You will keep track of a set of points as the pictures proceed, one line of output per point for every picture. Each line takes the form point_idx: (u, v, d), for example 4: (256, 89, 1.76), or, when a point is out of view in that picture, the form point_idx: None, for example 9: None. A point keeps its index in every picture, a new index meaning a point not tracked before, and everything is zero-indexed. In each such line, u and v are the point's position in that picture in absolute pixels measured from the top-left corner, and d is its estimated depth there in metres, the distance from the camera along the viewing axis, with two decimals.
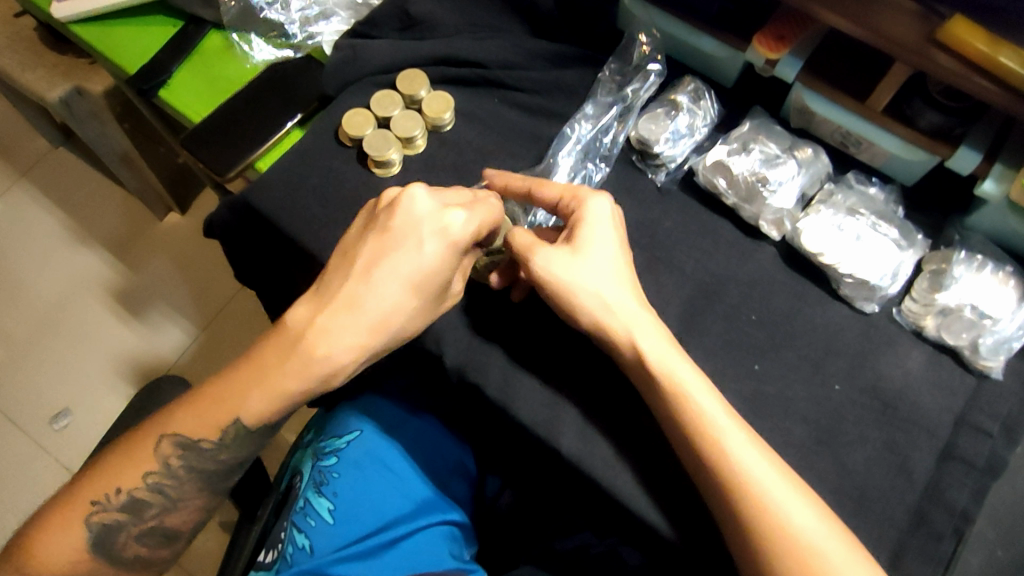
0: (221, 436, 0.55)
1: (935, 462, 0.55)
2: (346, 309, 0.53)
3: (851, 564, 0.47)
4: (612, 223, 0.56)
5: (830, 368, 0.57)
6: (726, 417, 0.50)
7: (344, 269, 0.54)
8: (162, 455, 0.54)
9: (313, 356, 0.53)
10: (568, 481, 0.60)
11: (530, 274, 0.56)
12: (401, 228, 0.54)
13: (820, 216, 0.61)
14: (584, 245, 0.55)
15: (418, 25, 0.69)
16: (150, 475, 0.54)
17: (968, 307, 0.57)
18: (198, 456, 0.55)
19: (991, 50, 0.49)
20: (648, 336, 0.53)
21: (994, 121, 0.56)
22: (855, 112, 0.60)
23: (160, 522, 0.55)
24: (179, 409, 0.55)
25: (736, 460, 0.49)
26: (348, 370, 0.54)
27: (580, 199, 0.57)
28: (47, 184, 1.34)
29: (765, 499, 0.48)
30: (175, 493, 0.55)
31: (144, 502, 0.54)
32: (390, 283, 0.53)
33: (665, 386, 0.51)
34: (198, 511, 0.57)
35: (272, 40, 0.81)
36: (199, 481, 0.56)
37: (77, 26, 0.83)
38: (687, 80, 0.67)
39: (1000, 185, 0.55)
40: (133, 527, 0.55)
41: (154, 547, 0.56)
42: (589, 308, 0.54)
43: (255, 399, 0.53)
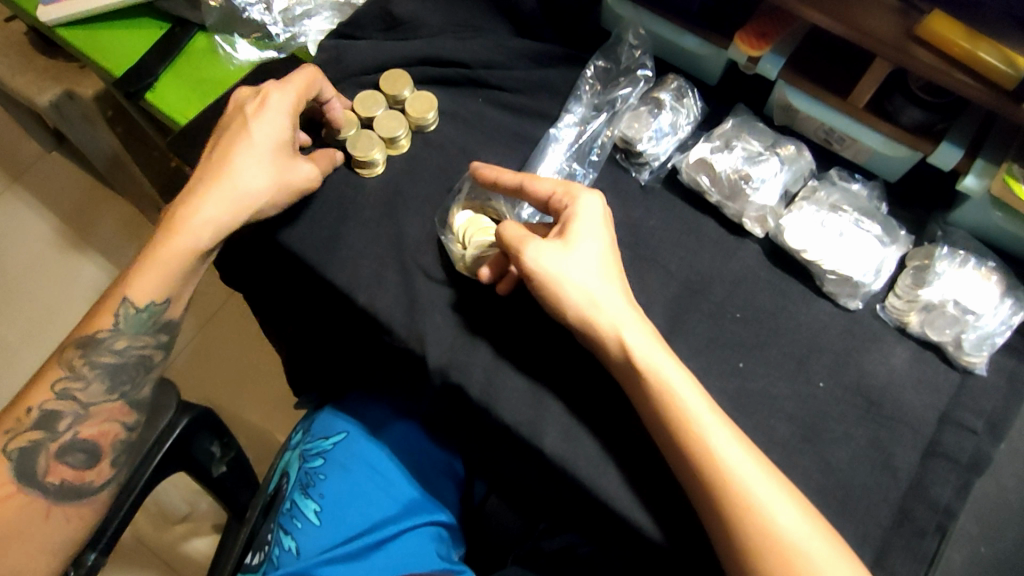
0: (115, 322, 0.59)
1: (919, 458, 0.54)
2: (228, 166, 0.59)
3: (833, 563, 0.47)
4: (601, 219, 0.56)
5: (814, 365, 0.57)
6: (713, 415, 0.50)
7: (221, 151, 0.60)
8: (67, 359, 0.58)
9: (195, 219, 0.59)
10: (553, 481, 0.60)
11: (519, 266, 0.55)
12: (270, 102, 0.60)
13: (802, 212, 0.61)
14: (574, 239, 0.55)
15: (401, 26, 0.69)
16: (58, 383, 0.57)
17: (951, 302, 0.57)
18: (97, 347, 0.58)
19: (971, 45, 0.49)
20: (635, 334, 0.52)
21: (974, 116, 0.56)
22: (837, 108, 0.59)
23: (75, 434, 0.57)
24: (136, 267, 0.59)
25: (722, 459, 0.48)
26: (203, 247, 0.60)
27: (573, 194, 0.57)
28: (39, 188, 1.34)
29: (750, 498, 0.48)
30: (84, 396, 0.58)
31: (55, 413, 0.57)
32: (249, 173, 0.59)
33: (652, 384, 0.51)
34: (113, 415, 0.58)
35: (256, 42, 0.81)
36: (105, 379, 0.58)
37: (63, 29, 0.83)
38: (671, 78, 0.67)
39: (982, 180, 0.55)
40: (51, 445, 0.56)
41: (78, 470, 0.56)
42: (577, 303, 0.54)
43: (152, 276, 0.59)
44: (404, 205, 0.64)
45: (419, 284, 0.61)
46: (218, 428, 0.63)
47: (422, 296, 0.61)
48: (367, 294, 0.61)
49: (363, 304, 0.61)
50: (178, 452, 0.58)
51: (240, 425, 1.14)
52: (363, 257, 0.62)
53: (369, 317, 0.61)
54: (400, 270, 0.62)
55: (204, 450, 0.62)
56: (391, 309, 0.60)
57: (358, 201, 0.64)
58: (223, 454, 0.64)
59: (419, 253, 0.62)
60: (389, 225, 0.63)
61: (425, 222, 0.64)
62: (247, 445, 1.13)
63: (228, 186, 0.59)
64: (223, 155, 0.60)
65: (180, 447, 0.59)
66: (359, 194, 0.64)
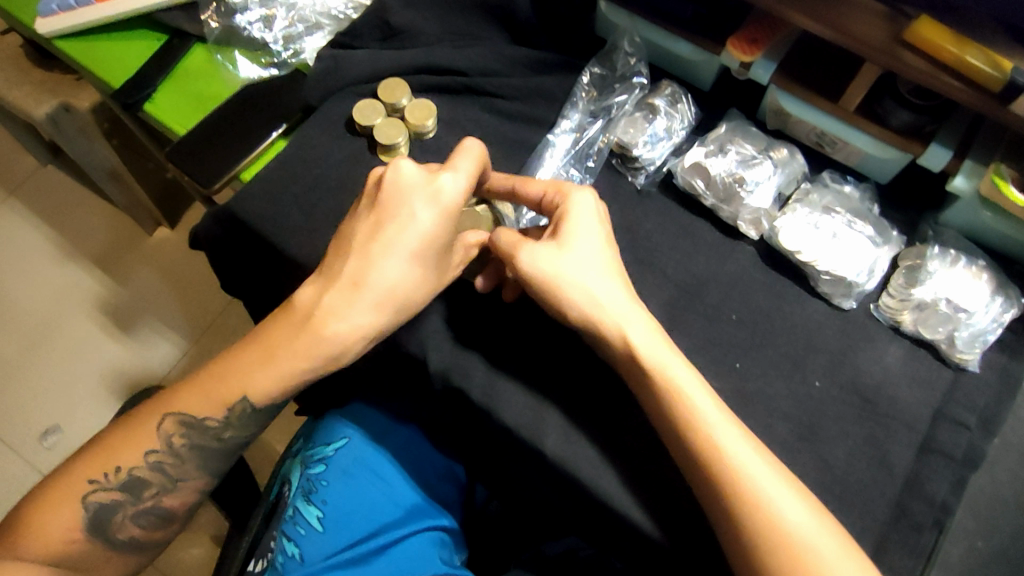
0: (226, 415, 0.56)
1: (915, 455, 0.55)
2: (359, 292, 0.54)
3: (841, 558, 0.47)
4: (596, 218, 0.57)
5: (810, 365, 0.58)
6: (720, 412, 0.51)
7: (344, 246, 0.56)
8: (164, 432, 0.55)
9: (328, 331, 0.54)
10: (552, 483, 0.60)
11: (515, 271, 0.56)
12: (528, 274, 0.55)
13: (796, 215, 0.62)
14: (572, 241, 0.56)
15: (399, 35, 0.70)
16: (151, 454, 0.55)
17: (944, 300, 0.58)
18: (200, 433, 0.56)
19: (959, 50, 0.50)
20: (640, 334, 0.53)
21: (962, 120, 0.57)
22: (827, 111, 0.61)
23: (157, 502, 0.56)
24: (212, 377, 0.55)
25: (731, 458, 0.49)
26: (306, 373, 0.55)
27: (523, 247, 0.56)
28: (35, 202, 1.34)
29: (758, 495, 0.48)
30: (174, 471, 0.56)
31: (143, 481, 0.55)
32: (396, 264, 0.55)
33: (657, 382, 0.52)
34: (194, 490, 0.58)
35: (259, 60, 0.82)
36: (198, 461, 0.57)
37: (62, 42, 0.84)
38: (664, 84, 0.69)
39: (971, 180, 0.57)
40: (130, 507, 0.55)
41: (149, 529, 0.57)
42: (579, 305, 0.54)
43: (265, 379, 0.54)
44: None
45: None
46: None
47: None
48: None
49: None
50: None
51: None
52: None
53: None
54: None
55: None
56: None
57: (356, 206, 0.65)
58: (230, 465, 0.69)
59: None
60: None
61: None
62: (245, 454, 1.13)
63: (399, 244, 0.55)
64: (368, 258, 0.54)
65: None
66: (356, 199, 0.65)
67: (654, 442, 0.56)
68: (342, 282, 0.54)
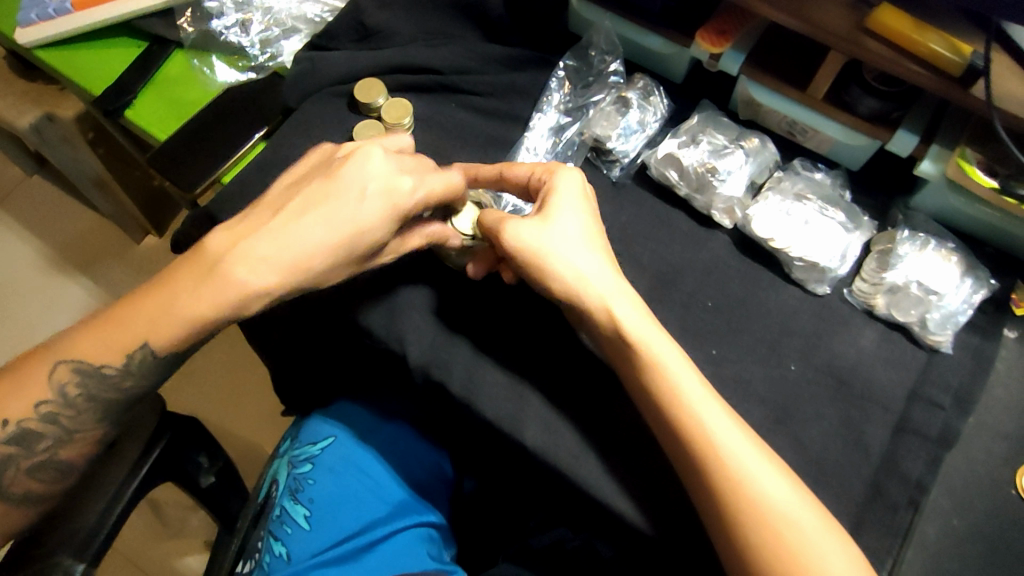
0: (124, 362, 0.53)
1: (890, 435, 0.56)
2: (281, 232, 0.52)
3: (822, 535, 0.48)
4: (581, 196, 0.58)
5: (785, 349, 0.59)
6: (703, 389, 0.52)
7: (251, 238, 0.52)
8: (57, 381, 0.52)
9: (231, 273, 0.51)
10: (535, 474, 0.61)
11: (502, 247, 0.56)
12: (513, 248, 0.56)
13: (768, 202, 0.63)
14: (557, 217, 0.56)
15: (374, 36, 0.71)
16: (43, 406, 0.53)
17: (914, 283, 0.59)
18: (97, 382, 0.53)
19: (919, 35, 0.51)
20: (625, 310, 0.53)
21: (927, 105, 0.58)
22: (796, 99, 0.62)
23: (54, 455, 0.54)
24: (146, 313, 0.52)
25: (713, 435, 0.50)
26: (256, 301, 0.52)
27: (508, 223, 0.56)
28: (22, 214, 1.34)
29: (740, 471, 0.49)
30: (70, 423, 0.54)
31: (34, 434, 0.53)
32: (318, 227, 0.52)
33: (641, 357, 0.52)
34: (91, 444, 0.55)
35: (235, 64, 0.83)
36: (97, 412, 0.55)
37: (40, 51, 0.84)
38: (637, 77, 0.70)
39: (937, 164, 0.58)
40: (24, 460, 0.53)
41: (47, 484, 0.54)
42: (565, 280, 0.55)
43: (166, 320, 0.52)
44: None
45: (398, 286, 0.62)
46: (205, 439, 0.66)
47: (399, 296, 0.62)
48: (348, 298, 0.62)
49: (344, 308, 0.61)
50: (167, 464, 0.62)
51: (230, 438, 1.15)
52: None
53: (350, 319, 0.62)
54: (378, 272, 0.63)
55: (192, 461, 0.65)
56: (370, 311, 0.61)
57: None
58: (210, 465, 0.67)
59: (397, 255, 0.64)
60: None
61: None
62: (236, 458, 1.14)
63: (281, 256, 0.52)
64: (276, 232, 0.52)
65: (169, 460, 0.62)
66: None
67: (633, 429, 0.57)
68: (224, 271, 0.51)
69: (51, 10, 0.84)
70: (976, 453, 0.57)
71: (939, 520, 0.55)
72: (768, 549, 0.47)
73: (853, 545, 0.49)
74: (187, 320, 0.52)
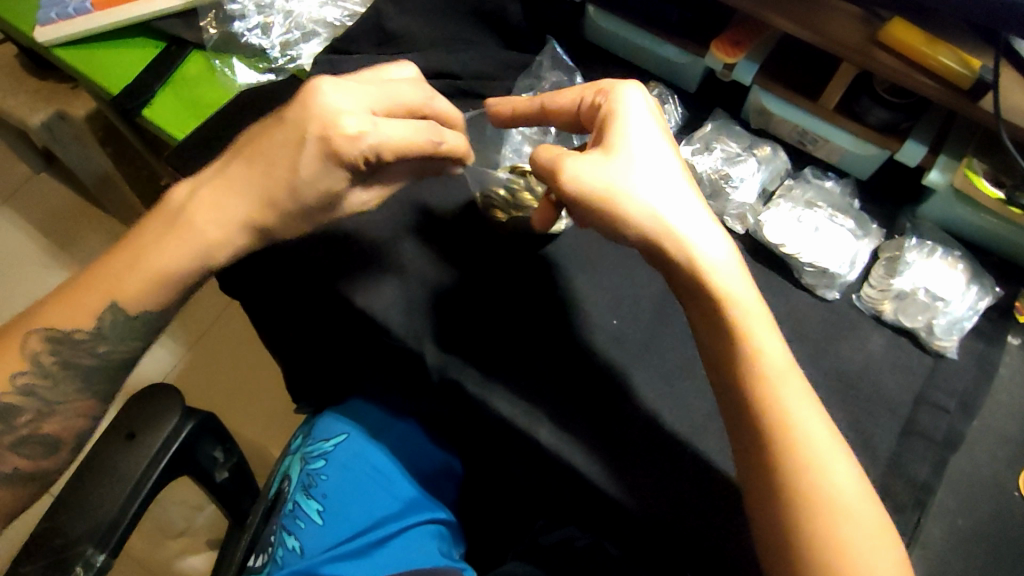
0: (96, 325, 0.57)
1: (898, 438, 0.57)
2: (230, 186, 0.55)
3: (867, 519, 0.48)
4: (655, 125, 0.54)
5: (795, 353, 0.60)
6: (785, 354, 0.52)
7: (213, 189, 0.56)
8: (30, 351, 0.56)
9: (195, 227, 0.56)
10: (548, 472, 0.62)
11: (563, 183, 0.53)
12: (575, 186, 0.53)
13: (780, 209, 0.65)
14: (629, 147, 0.53)
15: (395, 40, 0.72)
16: (19, 378, 0.56)
17: (922, 290, 0.61)
18: (69, 348, 0.57)
19: (930, 49, 0.53)
20: (710, 253, 0.52)
21: (935, 116, 0.60)
22: (807, 109, 0.63)
23: (35, 428, 0.57)
24: (116, 271, 0.56)
25: (785, 404, 0.50)
26: (223, 256, 0.57)
27: (571, 161, 0.53)
28: (30, 211, 1.35)
29: (803, 442, 0.49)
30: (49, 394, 0.57)
31: (15, 407, 0.56)
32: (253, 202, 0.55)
33: (728, 310, 0.52)
34: (80, 411, 0.59)
35: (255, 66, 0.84)
36: (76, 379, 0.58)
37: (60, 49, 0.86)
38: (652, 85, 0.71)
39: (945, 175, 0.59)
40: (7, 436, 0.56)
41: (33, 458, 0.57)
42: (643, 220, 0.52)
43: (138, 280, 0.56)
44: (400, 211, 0.66)
45: (415, 285, 0.63)
46: (221, 433, 0.67)
47: (418, 296, 0.63)
48: (366, 296, 0.63)
49: (363, 306, 0.62)
50: (183, 459, 0.63)
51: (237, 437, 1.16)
52: (360, 261, 0.64)
53: (368, 317, 0.63)
54: (396, 272, 0.64)
55: (208, 456, 0.67)
56: (389, 310, 0.62)
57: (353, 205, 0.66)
58: (225, 459, 0.69)
59: (415, 256, 0.65)
60: (387, 229, 0.66)
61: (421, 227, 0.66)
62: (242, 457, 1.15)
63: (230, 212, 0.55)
64: (237, 186, 0.55)
65: (185, 455, 0.63)
66: None
67: (645, 428, 0.58)
68: (185, 226, 0.56)
69: (71, 10, 0.86)
70: (980, 456, 0.58)
71: (945, 521, 0.56)
72: (823, 516, 0.48)
73: (887, 525, 0.50)
74: (157, 275, 0.56)
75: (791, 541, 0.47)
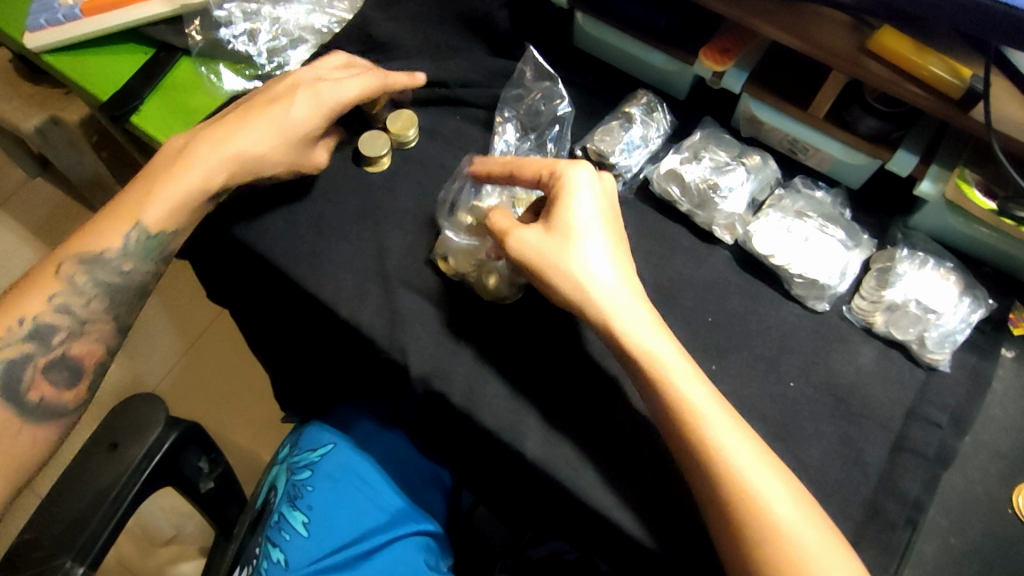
0: (123, 243, 0.59)
1: (888, 454, 0.56)
2: (227, 136, 0.61)
3: (829, 557, 0.48)
4: (589, 195, 0.57)
5: (785, 366, 0.59)
6: (716, 404, 0.51)
7: (223, 128, 0.62)
8: (66, 274, 0.58)
9: (195, 160, 0.60)
10: (534, 487, 0.61)
11: (507, 253, 0.58)
12: (515, 256, 0.57)
13: (769, 219, 0.64)
14: (572, 221, 0.56)
15: (380, 48, 0.72)
16: (54, 297, 0.57)
17: (913, 301, 0.60)
18: (102, 269, 0.59)
19: (921, 58, 0.52)
20: (631, 320, 0.54)
21: (926, 127, 0.59)
22: (798, 118, 0.62)
23: (66, 351, 0.57)
24: (139, 196, 0.60)
25: (727, 454, 0.49)
26: (211, 187, 0.61)
27: (512, 233, 0.57)
28: (25, 216, 1.35)
29: (749, 489, 0.49)
30: (82, 312, 0.58)
31: (51, 327, 0.56)
32: (262, 130, 0.61)
33: (648, 367, 0.52)
34: (103, 336, 0.59)
35: (242, 73, 0.83)
36: (105, 300, 0.59)
37: (49, 56, 0.85)
38: (640, 94, 0.70)
39: (937, 185, 0.58)
40: (40, 359, 0.56)
41: (61, 389, 0.56)
42: (570, 288, 0.55)
43: (159, 207, 0.60)
44: (386, 221, 0.66)
45: (399, 294, 0.63)
46: (206, 443, 0.67)
47: (402, 305, 0.62)
48: (351, 307, 0.62)
49: (346, 317, 0.62)
50: (169, 466, 0.62)
51: (228, 446, 1.15)
52: (344, 270, 0.63)
53: (352, 328, 0.62)
54: (381, 283, 0.63)
55: (192, 465, 0.66)
56: (373, 321, 0.62)
57: (338, 214, 0.66)
58: (210, 469, 0.68)
59: (400, 265, 0.64)
60: (372, 239, 0.65)
61: (406, 237, 0.65)
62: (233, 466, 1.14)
63: (227, 145, 0.61)
64: (231, 138, 0.61)
65: (170, 462, 0.62)
66: (340, 206, 0.66)
67: (632, 443, 0.57)
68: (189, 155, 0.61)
69: (61, 16, 0.85)
70: (973, 472, 0.57)
71: (936, 539, 0.55)
72: (778, 562, 0.47)
73: (855, 557, 0.49)
74: (168, 199, 0.60)
75: None
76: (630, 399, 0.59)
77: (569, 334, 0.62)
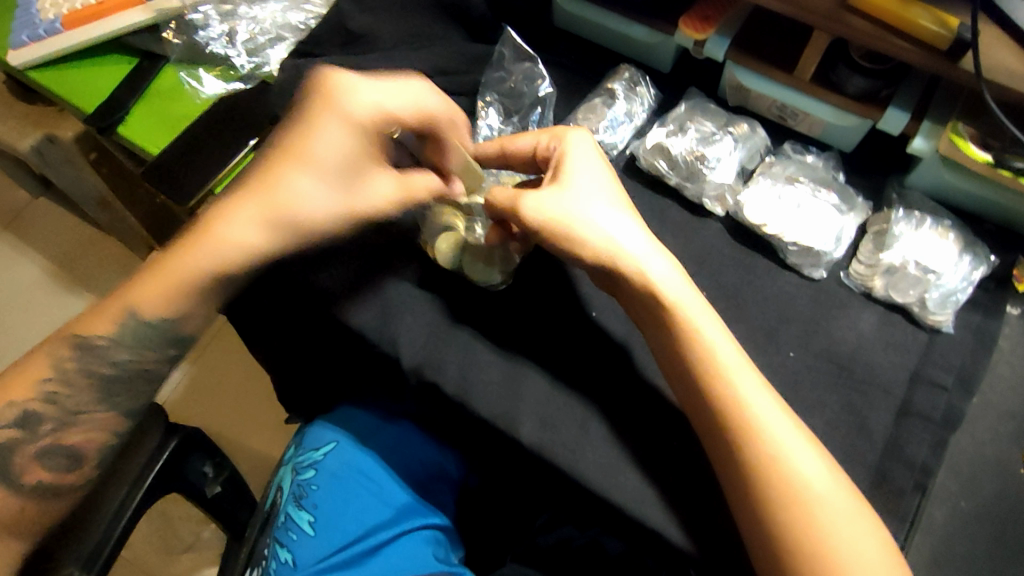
0: (117, 331, 0.56)
1: (893, 419, 0.54)
2: (246, 214, 0.55)
3: (853, 515, 0.47)
4: (594, 155, 0.56)
5: (783, 336, 0.58)
6: (738, 357, 0.50)
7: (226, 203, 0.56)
8: (56, 360, 0.55)
9: (220, 239, 0.55)
10: (537, 472, 0.60)
11: (521, 219, 0.55)
12: (527, 221, 0.55)
13: (760, 186, 0.63)
14: (579, 181, 0.55)
15: (360, 40, 0.70)
16: (42, 384, 0.55)
17: (913, 263, 0.59)
18: (94, 357, 0.56)
19: (904, 10, 0.50)
20: (660, 271, 0.52)
21: (916, 82, 0.58)
22: (784, 82, 0.61)
23: (57, 439, 0.55)
24: (149, 276, 0.57)
25: (749, 407, 0.48)
26: (234, 266, 0.56)
27: (519, 197, 0.55)
28: (31, 235, 1.36)
29: (773, 443, 0.48)
30: (71, 403, 0.55)
31: (37, 415, 0.54)
32: (307, 186, 0.56)
33: (677, 322, 0.51)
34: (104, 424, 0.56)
35: (222, 76, 0.83)
36: (98, 391, 0.56)
37: (34, 72, 0.84)
38: (623, 68, 0.69)
39: (930, 141, 0.57)
40: (29, 445, 0.54)
41: (59, 472, 0.55)
42: (594, 244, 0.53)
43: (161, 289, 0.56)
44: None
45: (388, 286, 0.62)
46: (209, 447, 0.65)
47: (392, 297, 0.61)
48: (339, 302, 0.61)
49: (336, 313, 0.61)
50: (172, 472, 0.60)
51: (241, 449, 1.16)
52: None
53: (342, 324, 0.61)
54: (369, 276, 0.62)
55: (197, 471, 0.63)
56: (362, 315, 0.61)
57: None
58: (216, 474, 0.66)
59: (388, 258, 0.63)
60: None
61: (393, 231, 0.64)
62: (246, 469, 1.15)
63: (267, 208, 0.55)
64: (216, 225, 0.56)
65: (173, 468, 0.60)
66: None
67: (631, 424, 0.56)
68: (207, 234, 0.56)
69: (42, 31, 0.84)
70: (982, 434, 0.56)
71: (947, 504, 0.53)
72: (804, 521, 0.46)
73: (876, 519, 0.48)
74: (162, 287, 0.56)
75: (781, 551, 0.46)
76: (627, 377, 0.58)
77: (564, 317, 0.61)
